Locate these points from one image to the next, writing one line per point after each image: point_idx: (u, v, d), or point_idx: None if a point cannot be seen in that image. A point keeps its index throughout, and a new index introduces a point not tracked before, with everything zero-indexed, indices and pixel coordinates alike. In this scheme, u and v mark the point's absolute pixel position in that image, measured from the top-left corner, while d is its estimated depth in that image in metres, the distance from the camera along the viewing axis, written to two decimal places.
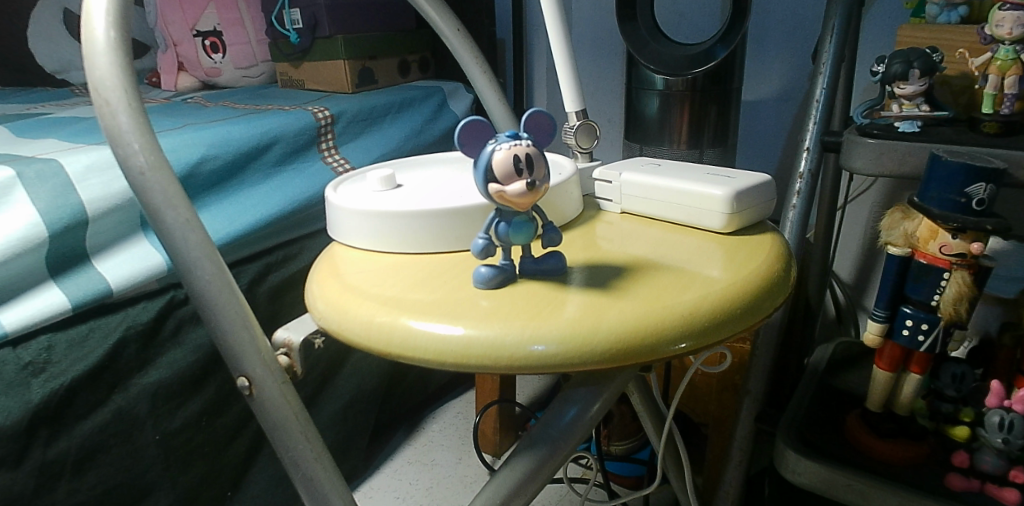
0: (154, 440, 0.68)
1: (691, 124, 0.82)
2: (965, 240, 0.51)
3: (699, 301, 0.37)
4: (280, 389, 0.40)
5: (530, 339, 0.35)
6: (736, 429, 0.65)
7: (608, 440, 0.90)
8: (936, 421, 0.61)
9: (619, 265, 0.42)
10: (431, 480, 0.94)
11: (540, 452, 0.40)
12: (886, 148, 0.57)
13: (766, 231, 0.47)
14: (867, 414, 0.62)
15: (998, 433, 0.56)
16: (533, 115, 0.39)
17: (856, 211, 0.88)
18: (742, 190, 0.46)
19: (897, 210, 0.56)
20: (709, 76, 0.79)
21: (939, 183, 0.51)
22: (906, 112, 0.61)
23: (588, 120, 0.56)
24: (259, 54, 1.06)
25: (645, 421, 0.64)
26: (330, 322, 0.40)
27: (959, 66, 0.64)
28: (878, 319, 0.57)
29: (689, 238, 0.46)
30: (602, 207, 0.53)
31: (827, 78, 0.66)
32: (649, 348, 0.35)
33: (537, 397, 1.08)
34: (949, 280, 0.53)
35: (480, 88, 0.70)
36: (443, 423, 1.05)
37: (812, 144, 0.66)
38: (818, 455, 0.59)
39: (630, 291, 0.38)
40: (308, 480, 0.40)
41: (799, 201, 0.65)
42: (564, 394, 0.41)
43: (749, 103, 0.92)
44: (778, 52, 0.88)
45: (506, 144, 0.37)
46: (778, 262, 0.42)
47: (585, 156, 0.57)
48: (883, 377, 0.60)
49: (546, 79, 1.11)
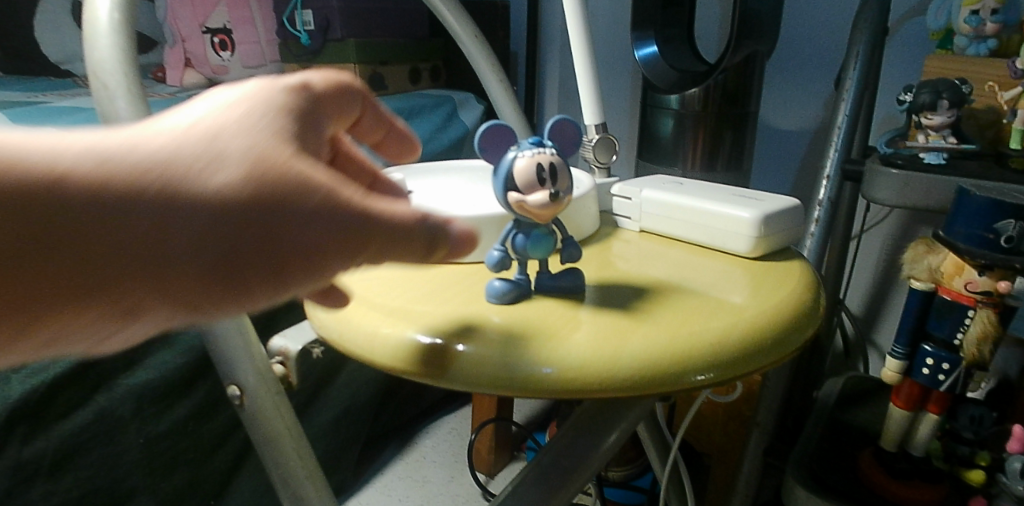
0: (139, 443, 0.65)
1: (707, 147, 0.80)
2: (991, 278, 0.49)
3: (726, 330, 0.35)
4: (273, 401, 0.37)
5: (539, 360, 0.32)
6: (743, 463, 0.62)
7: (607, 465, 0.87)
8: (950, 463, 0.59)
9: (639, 286, 0.40)
10: (422, 497, 0.91)
11: (549, 483, 0.37)
12: (910, 180, 0.55)
13: (792, 258, 0.45)
14: (880, 453, 0.59)
15: (1019, 480, 0.52)
16: (558, 124, 0.37)
17: (869, 244, 0.86)
18: (769, 212, 0.44)
19: (922, 243, 0.54)
20: (726, 98, 0.77)
21: (966, 217, 0.49)
22: (932, 143, 0.60)
23: (607, 134, 0.54)
24: (268, 54, 1.05)
25: (650, 450, 0.61)
26: (331, 332, 0.37)
27: (987, 99, 0.63)
28: (898, 357, 0.55)
29: (712, 261, 0.44)
30: (619, 224, 0.52)
31: (849, 105, 0.64)
32: (672, 376, 0.32)
33: (534, 416, 1.06)
34: (974, 319, 0.51)
35: (495, 96, 0.68)
36: (436, 439, 1.02)
37: (832, 173, 0.65)
38: (830, 494, 0.56)
39: (651, 315, 0.36)
40: (299, 501, 0.37)
41: (817, 229, 0.63)
42: (576, 423, 0.39)
43: (765, 129, 0.91)
44: (796, 79, 0.87)
45: (529, 152, 0.35)
46: (808, 292, 0.40)
47: (602, 171, 0.55)
48: (899, 415, 0.57)
49: (558, 94, 1.09)
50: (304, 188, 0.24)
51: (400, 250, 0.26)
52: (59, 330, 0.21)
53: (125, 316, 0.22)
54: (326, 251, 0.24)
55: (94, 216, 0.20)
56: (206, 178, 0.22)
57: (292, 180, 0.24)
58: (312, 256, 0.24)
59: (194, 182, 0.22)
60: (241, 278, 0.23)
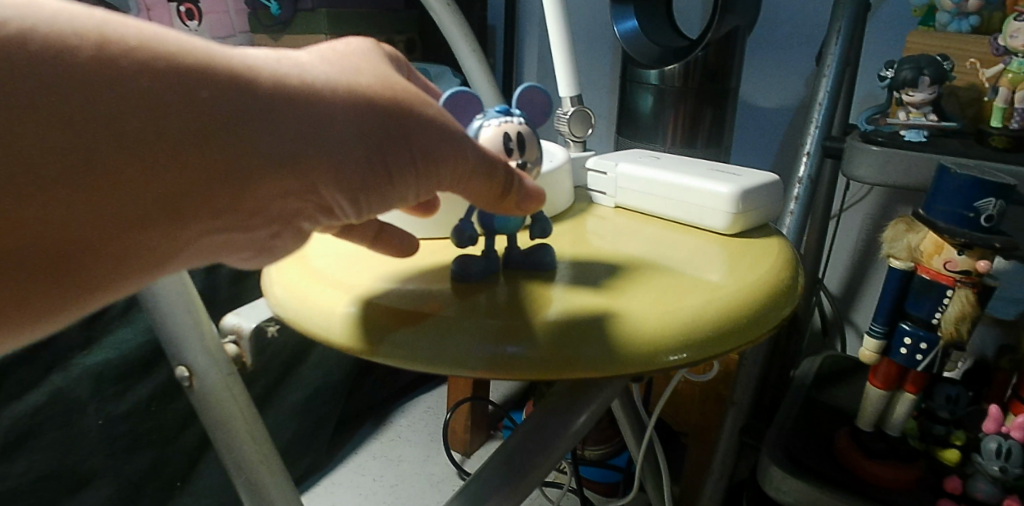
0: (98, 425, 0.63)
1: (687, 123, 0.78)
2: (970, 258, 0.48)
3: (701, 308, 0.33)
4: (225, 381, 0.36)
5: (506, 339, 0.31)
6: (719, 442, 0.62)
7: (584, 444, 0.87)
8: (925, 443, 0.58)
9: (612, 263, 0.38)
10: (396, 477, 0.90)
11: (516, 466, 0.35)
12: (890, 157, 0.54)
13: (770, 235, 0.43)
14: (857, 432, 0.58)
15: (995, 460, 0.53)
16: (526, 92, 0.35)
17: (848, 223, 0.85)
18: (749, 187, 0.43)
19: (902, 221, 0.53)
20: (706, 74, 0.76)
21: (947, 196, 0.48)
22: (913, 120, 0.59)
23: (583, 106, 0.53)
24: (236, 24, 1.00)
25: (627, 430, 0.60)
26: (286, 310, 0.35)
27: (969, 77, 0.62)
28: (876, 335, 0.54)
29: (688, 237, 0.42)
30: (594, 199, 0.50)
31: (830, 80, 0.63)
32: (644, 357, 0.31)
33: (511, 396, 1.05)
34: (952, 298, 0.50)
35: (470, 68, 0.66)
36: (412, 418, 1.01)
37: (813, 149, 0.63)
38: (807, 474, 0.56)
39: (623, 292, 0.35)
40: (253, 486, 0.35)
41: (797, 207, 0.62)
42: (545, 404, 0.37)
43: (746, 106, 0.90)
44: (777, 55, 0.85)
45: (495, 120, 0.33)
46: (786, 270, 0.39)
47: (578, 145, 0.53)
48: (876, 395, 0.57)
49: (538, 68, 1.07)
50: (418, 96, 0.28)
51: (488, 190, 0.30)
52: (242, 215, 0.24)
53: (286, 203, 0.25)
54: (444, 149, 0.28)
55: (277, 100, 0.23)
56: (349, 81, 0.26)
57: (409, 89, 0.28)
58: (439, 154, 0.28)
59: (340, 82, 0.26)
60: (383, 166, 0.26)
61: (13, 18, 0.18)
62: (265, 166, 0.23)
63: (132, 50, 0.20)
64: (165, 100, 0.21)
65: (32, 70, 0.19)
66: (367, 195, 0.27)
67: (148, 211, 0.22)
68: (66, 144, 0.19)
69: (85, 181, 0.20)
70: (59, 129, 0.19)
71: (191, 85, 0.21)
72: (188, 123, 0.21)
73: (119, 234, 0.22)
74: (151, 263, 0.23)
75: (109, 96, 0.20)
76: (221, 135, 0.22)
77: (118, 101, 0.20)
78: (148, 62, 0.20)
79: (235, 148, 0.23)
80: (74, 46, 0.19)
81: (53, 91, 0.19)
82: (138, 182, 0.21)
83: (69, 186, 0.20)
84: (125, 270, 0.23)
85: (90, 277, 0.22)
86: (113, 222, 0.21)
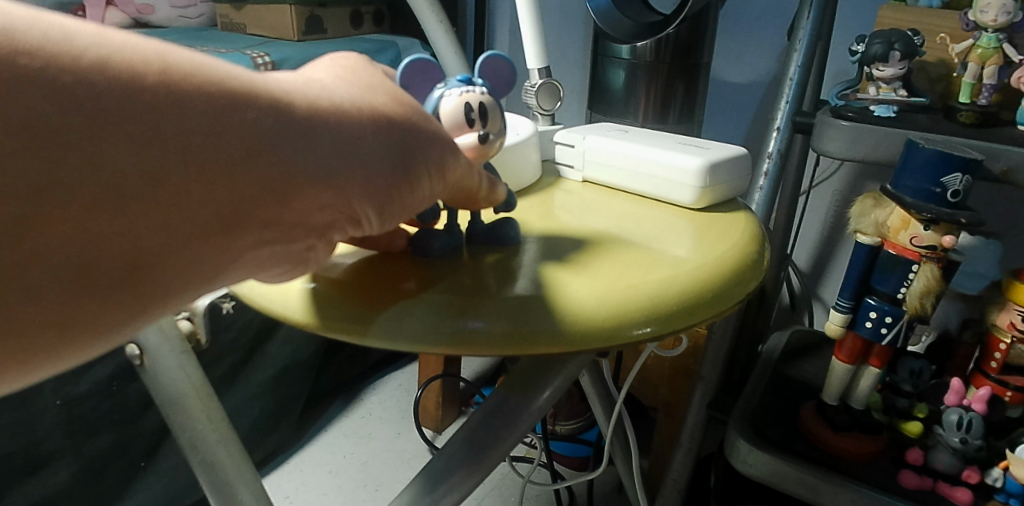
0: (55, 406, 0.61)
1: (659, 98, 0.77)
2: (936, 233, 0.49)
3: (667, 282, 0.33)
4: (178, 359, 0.35)
5: (466, 313, 0.30)
6: (687, 416, 0.62)
7: (555, 419, 0.87)
8: (889, 415, 0.60)
9: (578, 237, 0.38)
10: (367, 454, 0.89)
11: (479, 443, 0.35)
12: (859, 132, 0.54)
13: (737, 209, 0.43)
14: (822, 405, 0.59)
15: (956, 431, 0.54)
16: (490, 60, 0.34)
17: (818, 199, 0.86)
18: (716, 160, 0.42)
19: (870, 197, 0.53)
20: (677, 48, 0.75)
21: (915, 170, 0.48)
22: (883, 95, 0.58)
23: (551, 79, 0.52)
24: None
25: (595, 405, 0.60)
26: (242, 287, 0.34)
27: (938, 52, 0.62)
28: (842, 310, 0.54)
29: (656, 211, 0.42)
30: (562, 173, 0.49)
31: (801, 54, 0.63)
32: (608, 331, 0.30)
33: (483, 372, 1.05)
34: (917, 273, 0.50)
35: (436, 38, 0.64)
36: (383, 395, 1.00)
37: (782, 125, 0.63)
38: (772, 447, 0.56)
39: (590, 267, 0.34)
40: (207, 465, 0.33)
41: (766, 183, 0.62)
42: (510, 381, 0.36)
43: (719, 82, 0.89)
44: (750, 30, 0.85)
45: (456, 90, 0.32)
46: (752, 243, 0.38)
47: (546, 119, 0.52)
48: (841, 369, 0.57)
49: (508, 40, 1.05)
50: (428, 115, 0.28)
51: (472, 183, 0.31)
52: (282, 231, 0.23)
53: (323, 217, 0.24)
54: (452, 161, 0.28)
55: (315, 118, 0.23)
56: (370, 98, 0.26)
57: (416, 106, 0.28)
58: (449, 164, 0.28)
59: (362, 100, 0.25)
60: (411, 178, 0.26)
61: (83, 45, 0.18)
62: (309, 183, 0.22)
63: (187, 71, 0.20)
64: (220, 120, 0.20)
65: (101, 91, 0.17)
66: (396, 210, 0.26)
67: (202, 234, 0.20)
68: (135, 165, 0.18)
69: (151, 205, 0.18)
70: (126, 151, 0.18)
71: (238, 105, 0.20)
72: (239, 141, 0.20)
73: (175, 264, 0.20)
74: (194, 296, 0.21)
75: (172, 114, 0.19)
76: (272, 155, 0.21)
77: (180, 121, 0.19)
78: (204, 84, 0.20)
79: (285, 163, 0.22)
80: (140, 72, 0.18)
81: (121, 109, 0.18)
82: (197, 204, 0.20)
83: (134, 212, 0.18)
84: (173, 307, 0.21)
85: (142, 315, 0.20)
86: (171, 250, 0.19)
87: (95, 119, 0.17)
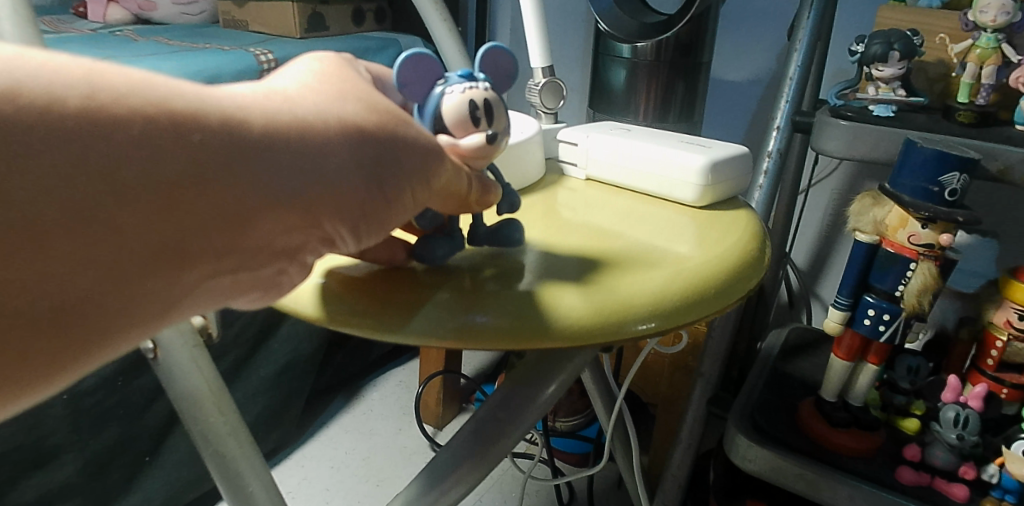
0: (62, 400, 0.62)
1: (659, 97, 0.78)
2: (934, 231, 0.49)
3: (669, 279, 0.33)
4: (190, 353, 0.35)
5: (472, 309, 0.30)
6: (687, 413, 0.63)
7: (555, 416, 0.88)
8: (887, 412, 0.61)
9: (582, 235, 0.38)
10: (369, 450, 0.90)
11: (485, 436, 0.35)
12: (859, 132, 0.54)
13: (739, 207, 0.44)
14: (821, 402, 0.60)
15: (953, 428, 0.54)
16: (490, 53, 0.35)
17: (817, 198, 0.86)
18: (718, 159, 0.43)
19: (869, 195, 0.54)
20: (677, 48, 0.75)
21: (913, 170, 0.49)
22: (882, 95, 0.59)
23: (554, 78, 0.52)
24: None
25: (596, 402, 0.61)
26: None
27: (937, 52, 0.63)
28: (841, 308, 0.55)
29: (659, 209, 0.43)
30: (565, 171, 0.50)
31: (801, 55, 0.63)
32: (611, 326, 0.30)
33: (483, 369, 1.05)
34: (915, 271, 0.51)
35: (439, 37, 0.64)
36: (384, 392, 1.01)
37: (782, 124, 0.63)
38: (771, 442, 0.57)
39: (594, 264, 0.35)
40: (220, 458, 0.34)
41: (766, 181, 0.62)
42: (514, 376, 0.37)
43: (718, 80, 0.90)
44: (750, 29, 0.85)
45: (459, 87, 0.32)
46: (753, 241, 0.39)
47: (549, 117, 0.53)
48: (840, 367, 0.58)
49: (509, 39, 1.05)
50: (410, 123, 0.27)
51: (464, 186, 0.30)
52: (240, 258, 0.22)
53: (289, 239, 0.23)
54: (435, 170, 0.28)
55: (272, 135, 0.22)
56: (338, 110, 0.25)
57: (394, 111, 0.27)
58: (429, 174, 0.27)
59: (333, 111, 0.25)
60: (385, 191, 0.25)
61: None
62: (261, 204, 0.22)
63: (116, 95, 0.19)
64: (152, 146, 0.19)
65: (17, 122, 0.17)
66: (371, 226, 0.25)
67: (149, 264, 0.20)
68: (54, 199, 0.17)
69: (82, 242, 0.18)
70: (38, 186, 0.17)
71: (180, 128, 0.20)
72: (181, 169, 0.20)
73: (116, 297, 0.19)
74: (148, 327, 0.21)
75: (104, 150, 0.18)
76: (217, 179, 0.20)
77: (107, 150, 0.18)
78: (137, 107, 0.19)
79: (234, 187, 0.21)
80: (62, 97, 0.18)
81: (37, 143, 0.17)
82: (131, 237, 0.19)
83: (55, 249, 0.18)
84: (124, 341, 0.20)
85: (87, 353, 0.19)
86: (108, 284, 0.19)
87: (15, 165, 0.17)
